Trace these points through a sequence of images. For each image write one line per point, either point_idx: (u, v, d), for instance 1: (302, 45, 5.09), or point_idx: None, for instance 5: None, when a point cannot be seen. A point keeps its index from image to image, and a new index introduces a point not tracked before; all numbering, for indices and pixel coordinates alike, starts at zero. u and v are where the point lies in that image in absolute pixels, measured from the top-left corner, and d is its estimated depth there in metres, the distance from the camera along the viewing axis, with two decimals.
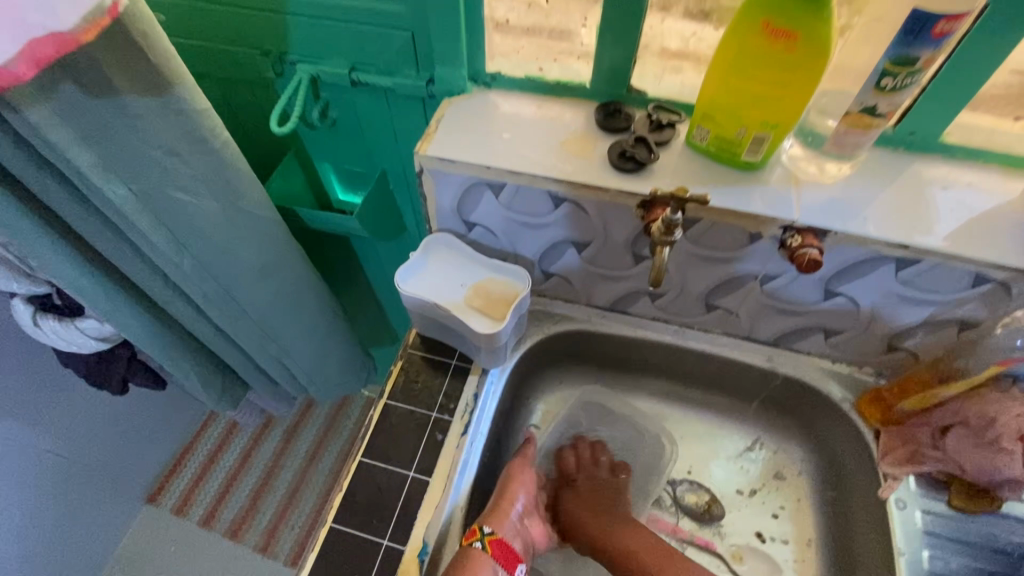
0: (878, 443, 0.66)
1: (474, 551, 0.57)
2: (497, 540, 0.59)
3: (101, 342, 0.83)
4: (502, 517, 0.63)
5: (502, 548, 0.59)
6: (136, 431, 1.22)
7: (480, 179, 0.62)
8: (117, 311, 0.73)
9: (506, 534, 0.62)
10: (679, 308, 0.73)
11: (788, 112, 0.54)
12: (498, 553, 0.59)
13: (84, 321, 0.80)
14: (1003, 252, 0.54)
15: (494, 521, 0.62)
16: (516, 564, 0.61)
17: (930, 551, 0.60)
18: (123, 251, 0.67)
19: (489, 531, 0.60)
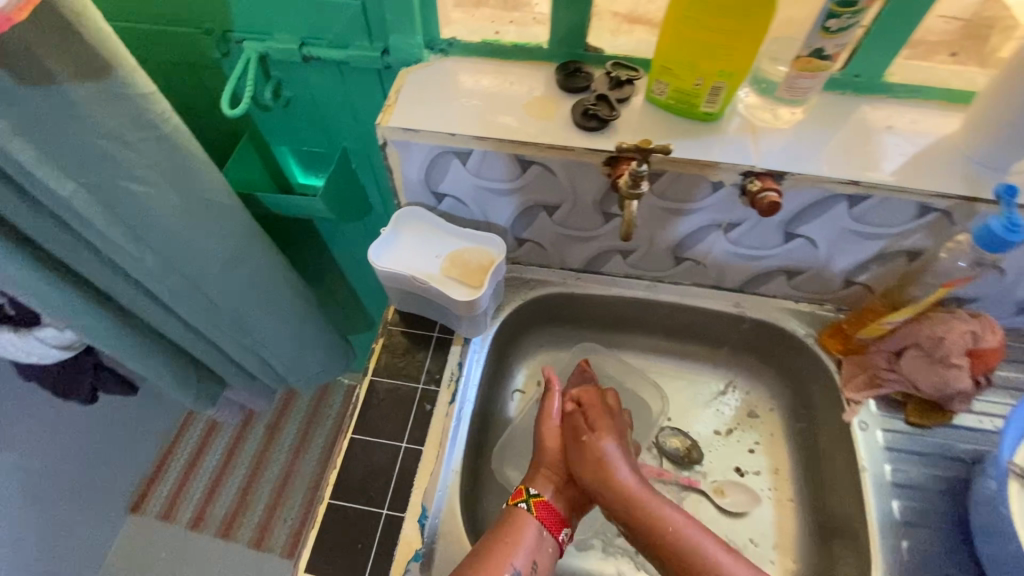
0: (841, 372, 0.71)
1: (518, 511, 0.60)
2: (543, 502, 0.61)
3: (62, 349, 0.93)
4: (546, 478, 0.64)
5: (547, 510, 0.61)
6: (96, 432, 1.31)
7: (446, 147, 0.63)
8: (77, 314, 0.75)
9: (551, 495, 0.63)
10: (649, 264, 0.76)
11: (741, 60, 0.54)
12: (542, 514, 0.60)
13: (42, 330, 0.88)
14: (946, 183, 0.57)
15: (539, 483, 0.64)
16: (561, 528, 0.61)
17: (892, 466, 0.65)
18: (75, 249, 0.67)
19: (535, 493, 0.62)
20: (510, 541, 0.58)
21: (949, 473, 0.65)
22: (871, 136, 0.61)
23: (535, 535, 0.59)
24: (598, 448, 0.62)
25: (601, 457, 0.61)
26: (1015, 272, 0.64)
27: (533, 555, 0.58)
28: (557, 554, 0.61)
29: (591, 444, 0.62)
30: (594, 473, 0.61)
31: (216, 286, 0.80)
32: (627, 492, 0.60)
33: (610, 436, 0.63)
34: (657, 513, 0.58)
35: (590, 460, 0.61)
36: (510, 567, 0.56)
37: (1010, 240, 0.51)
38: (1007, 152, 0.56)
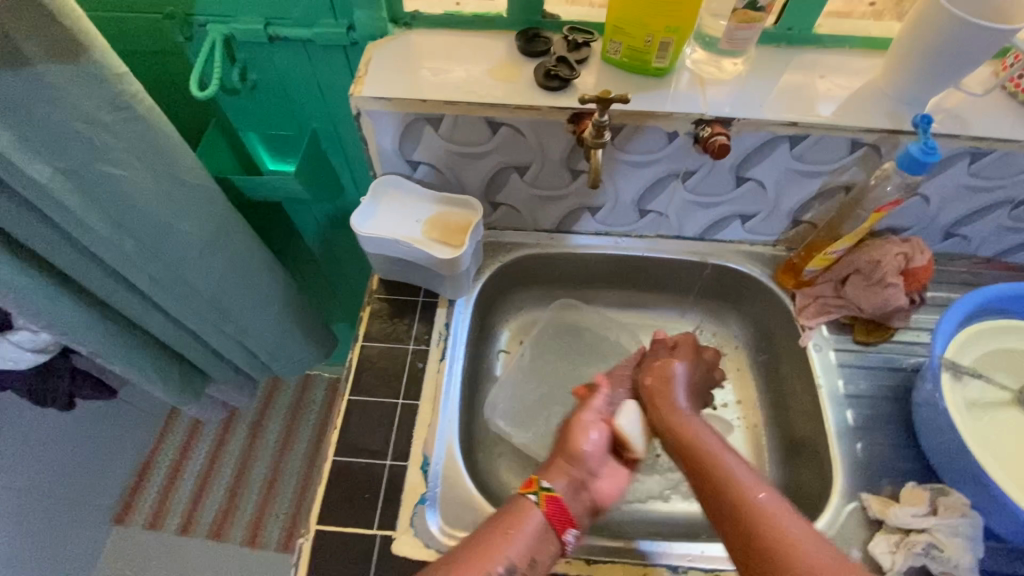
0: (795, 303, 0.78)
1: (525, 501, 0.56)
2: (553, 498, 0.56)
3: (38, 352, 0.91)
4: (562, 473, 0.60)
5: (557, 508, 0.56)
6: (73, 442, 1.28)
7: (418, 114, 0.66)
8: (57, 307, 0.75)
9: (564, 492, 0.58)
10: (616, 219, 0.82)
11: (686, 15, 0.59)
12: (550, 510, 0.55)
13: (16, 334, 0.85)
14: (871, 119, 0.64)
15: (552, 475, 0.60)
16: (568, 528, 0.56)
17: (844, 379, 0.72)
18: (52, 238, 0.67)
19: (546, 486, 0.57)
20: (510, 531, 0.53)
21: (894, 381, 0.72)
22: (805, 82, 0.68)
23: (537, 531, 0.54)
24: (666, 369, 0.70)
25: (668, 376, 0.70)
26: (937, 198, 0.72)
27: (531, 549, 0.53)
28: (559, 554, 0.55)
29: (664, 367, 0.71)
30: (654, 395, 0.68)
31: (197, 270, 0.81)
32: (675, 412, 0.65)
33: (685, 363, 0.72)
34: (690, 426, 0.62)
35: (656, 375, 0.70)
36: (502, 560, 0.51)
37: (927, 160, 0.58)
38: (922, 89, 0.63)
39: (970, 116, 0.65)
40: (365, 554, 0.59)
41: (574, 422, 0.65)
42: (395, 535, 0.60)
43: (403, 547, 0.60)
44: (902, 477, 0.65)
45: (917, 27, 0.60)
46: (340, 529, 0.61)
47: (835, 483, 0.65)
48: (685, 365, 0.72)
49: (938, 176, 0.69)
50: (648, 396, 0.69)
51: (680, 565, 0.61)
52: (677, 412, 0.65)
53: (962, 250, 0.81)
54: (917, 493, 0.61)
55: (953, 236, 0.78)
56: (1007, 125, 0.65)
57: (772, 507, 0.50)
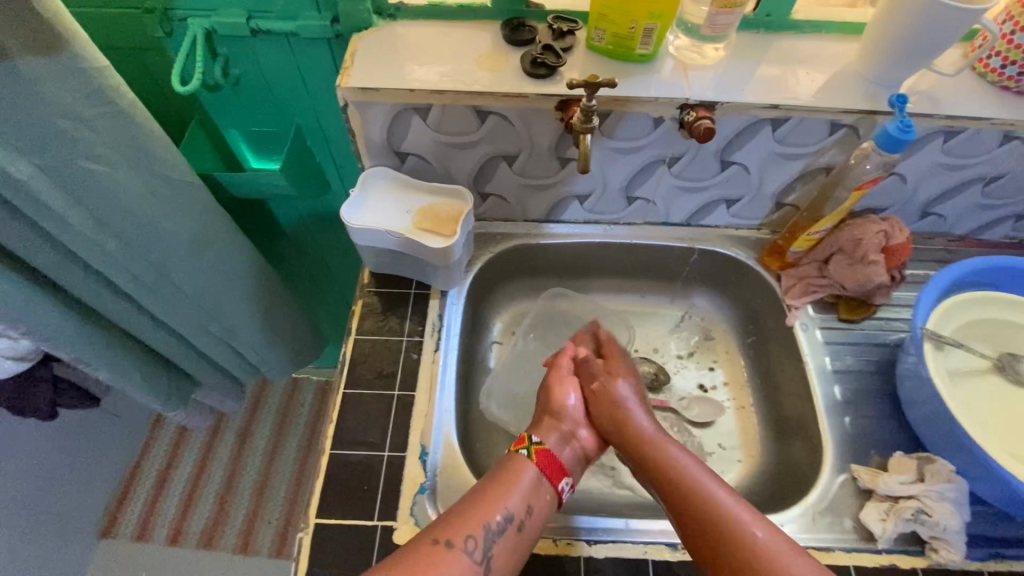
0: (780, 284, 0.80)
1: (518, 456, 0.59)
2: (544, 450, 0.60)
3: (18, 361, 0.87)
4: (551, 429, 0.64)
5: (548, 458, 0.60)
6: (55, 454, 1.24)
7: (406, 104, 0.66)
8: (39, 310, 0.73)
9: (552, 444, 0.62)
10: (604, 207, 0.82)
11: (668, 1, 0.60)
12: (542, 461, 0.59)
13: None
14: (850, 101, 0.66)
15: (543, 431, 0.64)
16: (562, 477, 0.59)
17: (831, 356, 0.74)
18: (32, 239, 0.65)
19: (537, 440, 0.61)
20: (504, 484, 0.56)
21: (878, 356, 0.74)
22: (784, 66, 0.69)
23: (533, 481, 0.57)
24: (611, 393, 0.66)
25: (615, 400, 0.65)
26: (913, 177, 0.74)
27: (528, 499, 0.56)
28: (556, 503, 0.58)
29: (605, 392, 0.66)
30: (614, 420, 0.64)
31: (183, 270, 0.80)
32: (643, 438, 0.62)
33: (628, 382, 0.68)
34: (669, 454, 0.60)
35: (603, 405, 0.66)
36: (502, 509, 0.54)
37: (903, 138, 0.60)
38: (898, 70, 0.66)
39: (942, 96, 0.68)
40: (367, 545, 0.59)
41: (551, 380, 0.69)
42: (397, 525, 0.60)
43: (404, 536, 0.59)
44: (890, 448, 0.67)
45: (891, 11, 0.62)
46: (340, 521, 0.60)
47: (825, 457, 0.67)
48: (628, 384, 0.68)
49: (913, 156, 0.71)
50: (612, 425, 0.64)
51: (679, 542, 0.62)
52: (647, 440, 0.62)
53: (939, 228, 0.83)
54: (905, 462, 0.63)
55: (930, 215, 0.81)
56: (977, 104, 0.67)
57: (774, 547, 0.50)
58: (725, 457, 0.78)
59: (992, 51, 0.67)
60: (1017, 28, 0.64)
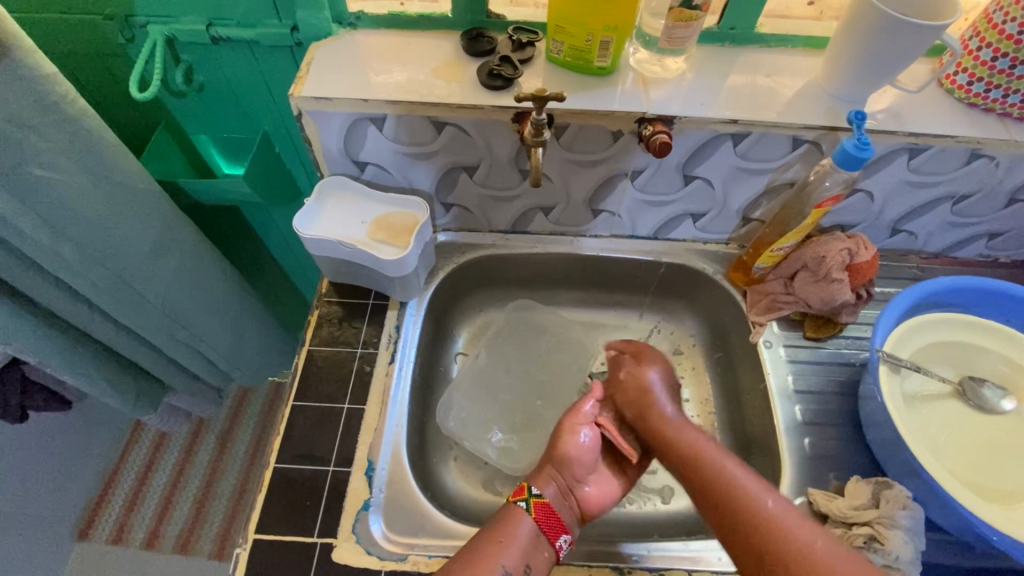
0: (746, 300, 0.79)
1: (517, 509, 0.58)
2: (543, 504, 0.58)
3: None
4: (551, 480, 0.62)
5: (547, 514, 0.58)
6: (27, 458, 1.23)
7: (360, 114, 0.65)
8: None
9: (553, 497, 0.60)
10: (569, 219, 0.81)
11: (623, 14, 0.59)
12: (541, 516, 0.58)
13: None
14: (811, 117, 0.65)
15: (541, 482, 0.62)
16: (560, 535, 0.58)
17: (794, 376, 0.73)
18: None
19: (537, 493, 0.59)
20: (503, 540, 0.55)
21: (842, 377, 0.73)
22: (747, 81, 0.68)
23: (531, 538, 0.56)
24: (640, 379, 0.70)
25: (645, 387, 0.69)
26: (881, 194, 0.73)
27: (525, 556, 0.55)
28: (552, 562, 0.57)
29: (637, 379, 0.70)
30: (642, 409, 0.67)
31: (145, 276, 0.79)
32: (664, 423, 0.65)
33: (660, 370, 0.71)
34: (689, 440, 0.62)
35: (632, 392, 0.70)
36: (498, 567, 0.53)
37: (862, 156, 0.59)
38: (860, 86, 0.65)
39: (906, 113, 0.67)
40: (305, 562, 0.58)
41: (562, 426, 0.67)
42: (337, 542, 0.59)
43: (343, 554, 0.58)
44: (848, 472, 0.66)
45: (852, 26, 0.61)
46: (280, 538, 0.59)
47: (782, 480, 0.65)
48: (659, 373, 0.71)
49: (878, 173, 0.70)
50: (634, 413, 0.68)
51: (624, 565, 0.61)
52: (674, 427, 0.64)
53: (910, 246, 0.82)
54: (860, 487, 0.62)
55: (900, 232, 0.80)
56: (942, 122, 0.66)
57: (781, 515, 0.51)
58: None
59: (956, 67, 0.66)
60: (982, 45, 0.63)
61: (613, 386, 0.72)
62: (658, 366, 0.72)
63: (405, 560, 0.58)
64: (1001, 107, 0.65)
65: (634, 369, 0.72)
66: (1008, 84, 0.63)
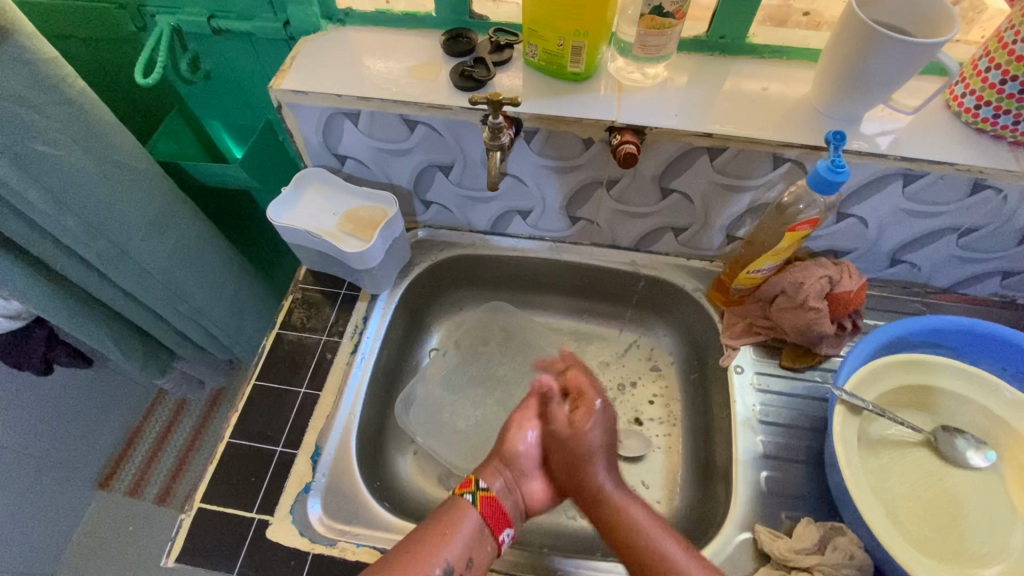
0: (723, 321, 0.76)
1: (463, 501, 0.57)
2: (489, 498, 0.57)
3: (13, 320, 0.91)
4: (497, 473, 0.61)
5: (494, 508, 0.57)
6: None
7: (335, 109, 0.67)
8: (13, 280, 0.77)
9: (499, 491, 0.59)
10: (548, 225, 0.81)
11: (594, 20, 0.58)
12: (486, 510, 0.56)
13: None
14: (794, 135, 0.62)
15: (490, 474, 0.61)
16: (503, 528, 0.57)
17: (762, 405, 0.69)
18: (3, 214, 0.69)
19: (483, 486, 0.58)
20: (448, 531, 0.54)
21: (814, 412, 0.68)
22: (732, 93, 0.65)
23: (475, 529, 0.55)
24: (579, 440, 0.61)
25: (581, 452, 0.60)
26: (875, 220, 0.68)
27: (469, 550, 0.54)
28: (495, 554, 0.56)
29: (575, 442, 0.61)
30: (576, 473, 0.60)
31: (146, 250, 0.84)
32: (602, 495, 0.59)
33: (597, 426, 0.62)
34: (630, 512, 0.57)
35: (566, 455, 0.61)
36: (441, 561, 0.52)
37: (835, 180, 0.55)
38: (851, 105, 0.60)
39: (901, 136, 0.62)
40: (242, 536, 0.61)
41: (510, 422, 0.65)
42: (272, 520, 0.62)
43: (277, 533, 0.61)
44: (802, 512, 0.62)
45: (838, 40, 0.57)
46: (223, 509, 0.62)
47: (730, 512, 0.63)
48: (600, 428, 0.62)
49: (869, 198, 0.66)
50: (572, 479, 0.61)
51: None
52: (605, 496, 0.59)
53: (912, 278, 0.77)
54: (809, 530, 0.58)
55: (901, 263, 0.74)
56: (942, 147, 0.61)
57: None
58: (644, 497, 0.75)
59: (958, 79, 0.62)
60: (991, 66, 0.58)
61: (548, 436, 0.63)
62: (594, 416, 0.62)
63: (335, 545, 0.60)
64: (1011, 134, 0.60)
65: (569, 428, 0.62)
66: (1018, 110, 0.58)
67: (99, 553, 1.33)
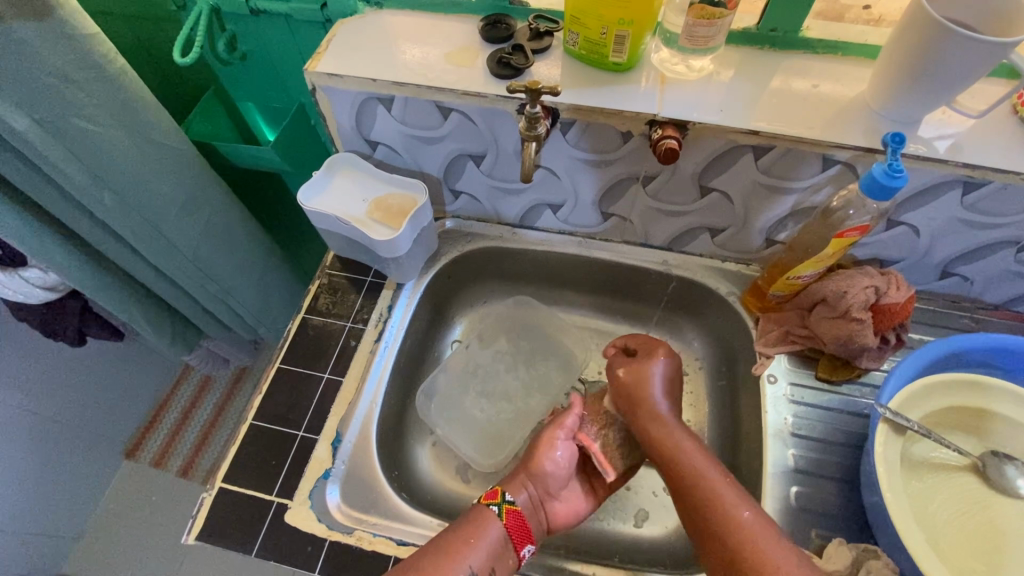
0: (757, 327, 0.73)
1: (489, 513, 0.56)
2: (514, 512, 0.56)
3: (47, 290, 0.93)
4: (523, 486, 0.60)
5: (518, 522, 0.56)
6: None
7: (370, 93, 0.66)
8: (53, 256, 0.78)
9: (525, 505, 0.58)
10: (578, 219, 0.79)
11: (641, 7, 0.55)
12: (511, 523, 0.55)
13: (28, 270, 0.88)
14: (848, 136, 0.58)
15: (515, 488, 0.59)
16: (525, 543, 0.56)
17: (795, 417, 0.66)
18: (45, 188, 0.70)
19: (510, 499, 0.57)
20: (471, 541, 0.53)
21: (850, 428, 0.65)
22: (781, 89, 0.62)
23: (499, 541, 0.54)
24: (641, 372, 0.64)
25: (641, 382, 0.63)
26: (928, 230, 0.65)
27: (491, 560, 0.53)
28: (514, 568, 0.55)
29: (636, 373, 0.64)
30: (633, 404, 0.63)
31: (177, 229, 0.85)
32: (657, 422, 0.61)
33: (666, 361, 0.64)
34: (681, 442, 0.58)
35: (628, 389, 0.64)
36: (465, 569, 0.52)
37: (892, 185, 0.52)
38: (911, 106, 0.57)
39: (963, 141, 0.58)
40: (260, 518, 0.61)
41: (541, 437, 0.63)
42: (291, 505, 0.62)
43: (294, 517, 0.61)
44: (833, 531, 0.60)
45: (901, 35, 0.53)
46: (243, 490, 0.63)
47: None
48: (666, 364, 0.64)
49: (924, 206, 0.62)
50: (629, 412, 0.63)
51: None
52: (662, 423, 0.60)
53: (963, 292, 0.72)
54: (842, 551, 0.55)
55: (952, 276, 0.71)
56: (1009, 155, 0.57)
57: (754, 526, 0.49)
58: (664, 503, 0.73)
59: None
60: None
61: (613, 376, 0.66)
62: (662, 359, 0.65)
63: (351, 533, 0.60)
64: None
65: (631, 363, 0.65)
66: None
67: (123, 521, 1.37)
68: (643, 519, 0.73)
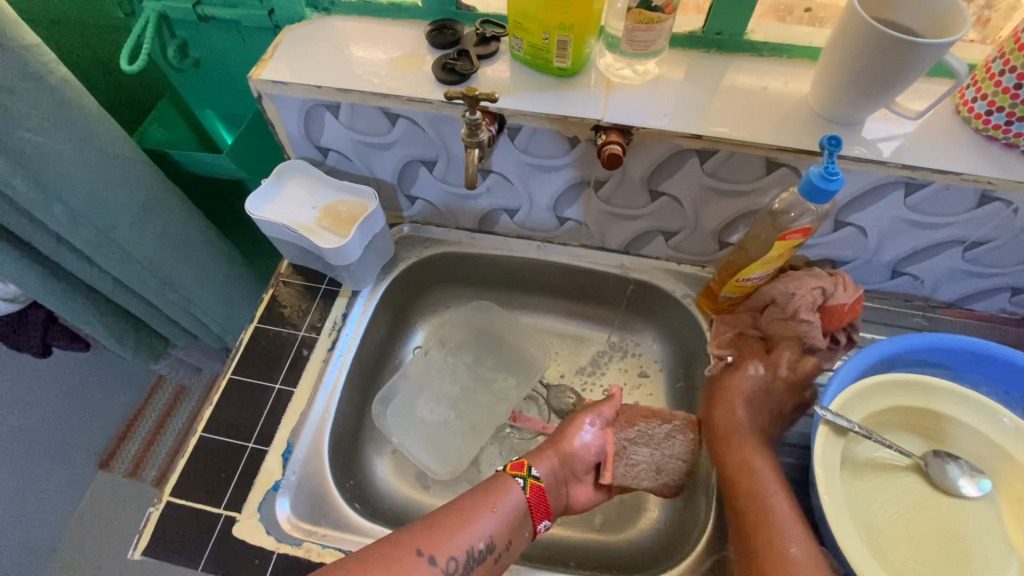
0: (711, 329, 0.73)
1: (513, 483, 0.58)
2: (538, 487, 0.58)
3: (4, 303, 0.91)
4: (548, 461, 0.62)
5: (539, 497, 0.58)
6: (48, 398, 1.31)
7: (316, 100, 0.65)
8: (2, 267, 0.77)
9: (550, 482, 0.60)
10: (535, 223, 0.78)
11: (578, 13, 0.55)
12: (533, 497, 0.58)
13: None
14: (790, 138, 0.59)
15: (540, 461, 0.62)
16: (543, 518, 0.59)
17: None
18: None
19: (535, 474, 0.59)
20: (495, 507, 0.56)
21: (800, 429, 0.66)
22: (726, 92, 0.62)
23: (518, 512, 0.57)
24: (737, 386, 0.64)
25: (734, 393, 0.64)
26: (875, 231, 0.65)
27: (508, 532, 0.56)
28: (529, 539, 0.58)
29: (730, 385, 0.65)
30: (724, 421, 0.63)
31: (133, 238, 0.84)
32: (734, 443, 0.61)
33: (758, 371, 0.65)
34: (751, 466, 0.59)
35: (722, 407, 0.64)
36: (484, 534, 0.54)
37: (828, 188, 0.52)
38: (851, 107, 0.57)
39: (905, 142, 0.58)
40: (208, 532, 0.61)
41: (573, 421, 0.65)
42: (239, 518, 0.61)
43: (242, 530, 0.60)
44: None
45: (838, 38, 0.53)
46: (190, 503, 0.62)
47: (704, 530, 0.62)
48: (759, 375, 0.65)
49: (869, 207, 0.63)
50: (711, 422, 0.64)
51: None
52: (738, 443, 0.61)
53: (915, 291, 0.73)
54: None
55: (902, 275, 0.71)
56: (949, 156, 0.57)
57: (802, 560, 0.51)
58: (624, 505, 0.74)
59: (969, 82, 0.58)
60: (1006, 68, 0.53)
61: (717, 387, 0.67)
62: (760, 368, 0.65)
63: (300, 545, 0.59)
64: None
65: (738, 376, 0.65)
66: None
67: None
68: (603, 522, 0.73)
